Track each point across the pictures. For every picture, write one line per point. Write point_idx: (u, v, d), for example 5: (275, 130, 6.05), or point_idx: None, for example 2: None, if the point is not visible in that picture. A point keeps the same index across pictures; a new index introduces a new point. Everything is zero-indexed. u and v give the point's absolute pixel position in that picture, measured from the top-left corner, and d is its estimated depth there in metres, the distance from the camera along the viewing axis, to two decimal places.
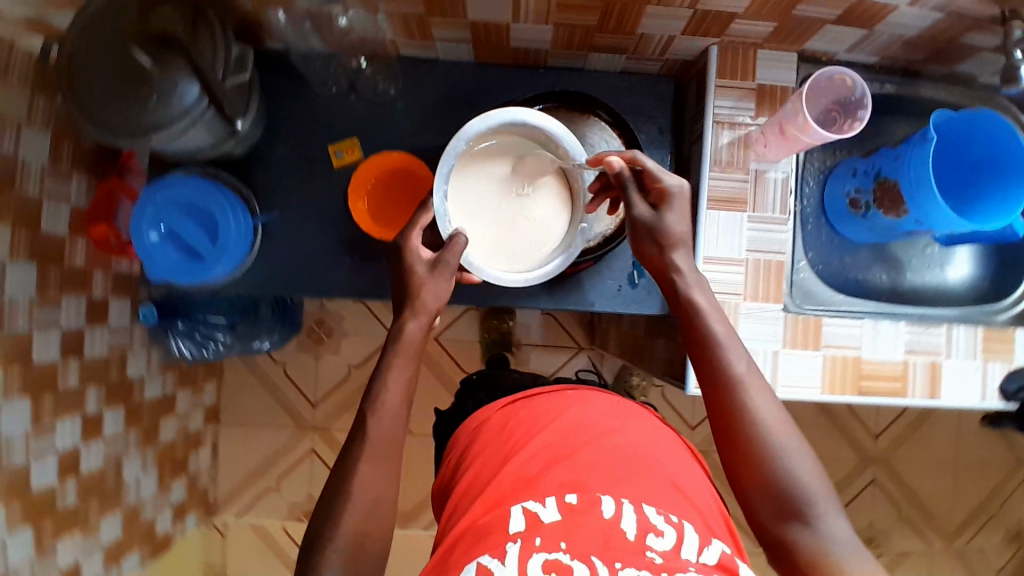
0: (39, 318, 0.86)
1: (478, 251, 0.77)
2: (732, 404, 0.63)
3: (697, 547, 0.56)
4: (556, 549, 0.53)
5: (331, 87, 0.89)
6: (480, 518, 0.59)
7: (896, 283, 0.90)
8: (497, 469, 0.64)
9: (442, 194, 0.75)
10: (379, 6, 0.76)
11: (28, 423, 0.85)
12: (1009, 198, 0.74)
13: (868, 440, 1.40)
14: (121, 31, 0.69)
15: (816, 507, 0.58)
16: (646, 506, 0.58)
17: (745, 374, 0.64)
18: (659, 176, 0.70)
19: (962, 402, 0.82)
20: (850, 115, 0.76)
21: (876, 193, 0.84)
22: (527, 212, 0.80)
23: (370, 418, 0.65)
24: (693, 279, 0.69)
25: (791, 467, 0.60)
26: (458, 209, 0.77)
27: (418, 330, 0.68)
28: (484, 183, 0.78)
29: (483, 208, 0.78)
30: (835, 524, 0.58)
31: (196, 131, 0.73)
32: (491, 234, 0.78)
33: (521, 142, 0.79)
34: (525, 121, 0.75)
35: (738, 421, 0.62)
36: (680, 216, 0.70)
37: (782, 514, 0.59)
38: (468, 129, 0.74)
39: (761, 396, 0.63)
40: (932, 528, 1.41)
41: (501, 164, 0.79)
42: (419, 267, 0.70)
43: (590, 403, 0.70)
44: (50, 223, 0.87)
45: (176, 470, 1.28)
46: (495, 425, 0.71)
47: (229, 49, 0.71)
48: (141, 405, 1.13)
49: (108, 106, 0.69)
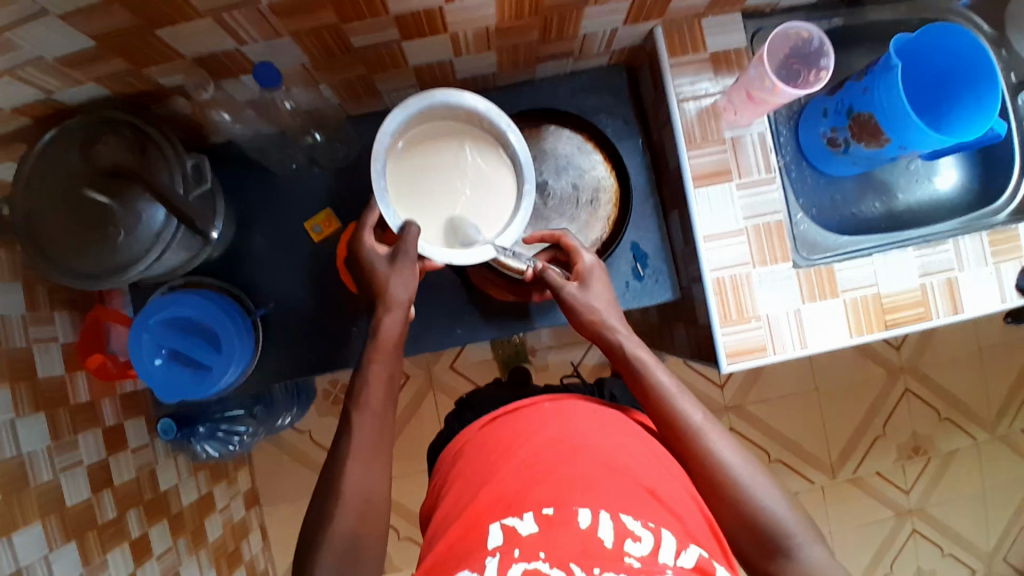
0: (62, 462, 0.84)
1: (434, 239, 0.70)
2: (696, 449, 0.67)
3: (674, 550, 0.56)
4: (535, 559, 0.54)
5: (290, 164, 0.88)
6: (458, 541, 0.59)
7: (890, 208, 0.91)
8: (475, 490, 0.62)
9: (381, 189, 0.68)
10: (320, 77, 0.75)
11: (78, 566, 0.82)
12: (984, 101, 0.75)
13: (892, 352, 1.46)
14: (68, 175, 0.68)
15: (794, 539, 0.62)
16: (621, 513, 0.57)
17: (702, 421, 0.68)
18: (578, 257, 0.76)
19: (985, 309, 0.82)
20: (814, 65, 0.76)
21: (852, 129, 0.82)
22: (474, 187, 0.72)
23: (355, 413, 0.68)
24: (631, 337, 0.73)
25: (764, 504, 0.63)
26: (401, 202, 0.70)
27: (395, 323, 0.71)
28: (423, 169, 0.71)
29: (426, 191, 0.70)
30: (813, 550, 0.62)
31: (173, 252, 0.73)
32: (441, 220, 0.70)
33: (447, 123, 0.72)
34: (447, 100, 0.69)
35: (705, 464, 0.66)
36: (603, 286, 0.75)
37: (764, 552, 0.63)
38: (387, 120, 0.67)
39: (721, 440, 0.67)
40: (970, 420, 1.48)
41: (436, 148, 0.72)
42: (379, 264, 0.70)
43: (570, 416, 0.68)
44: (45, 367, 0.85)
45: (233, 563, 1.23)
46: (478, 445, 0.68)
47: (184, 162, 0.71)
48: (182, 512, 1.09)
49: (77, 254, 0.68)
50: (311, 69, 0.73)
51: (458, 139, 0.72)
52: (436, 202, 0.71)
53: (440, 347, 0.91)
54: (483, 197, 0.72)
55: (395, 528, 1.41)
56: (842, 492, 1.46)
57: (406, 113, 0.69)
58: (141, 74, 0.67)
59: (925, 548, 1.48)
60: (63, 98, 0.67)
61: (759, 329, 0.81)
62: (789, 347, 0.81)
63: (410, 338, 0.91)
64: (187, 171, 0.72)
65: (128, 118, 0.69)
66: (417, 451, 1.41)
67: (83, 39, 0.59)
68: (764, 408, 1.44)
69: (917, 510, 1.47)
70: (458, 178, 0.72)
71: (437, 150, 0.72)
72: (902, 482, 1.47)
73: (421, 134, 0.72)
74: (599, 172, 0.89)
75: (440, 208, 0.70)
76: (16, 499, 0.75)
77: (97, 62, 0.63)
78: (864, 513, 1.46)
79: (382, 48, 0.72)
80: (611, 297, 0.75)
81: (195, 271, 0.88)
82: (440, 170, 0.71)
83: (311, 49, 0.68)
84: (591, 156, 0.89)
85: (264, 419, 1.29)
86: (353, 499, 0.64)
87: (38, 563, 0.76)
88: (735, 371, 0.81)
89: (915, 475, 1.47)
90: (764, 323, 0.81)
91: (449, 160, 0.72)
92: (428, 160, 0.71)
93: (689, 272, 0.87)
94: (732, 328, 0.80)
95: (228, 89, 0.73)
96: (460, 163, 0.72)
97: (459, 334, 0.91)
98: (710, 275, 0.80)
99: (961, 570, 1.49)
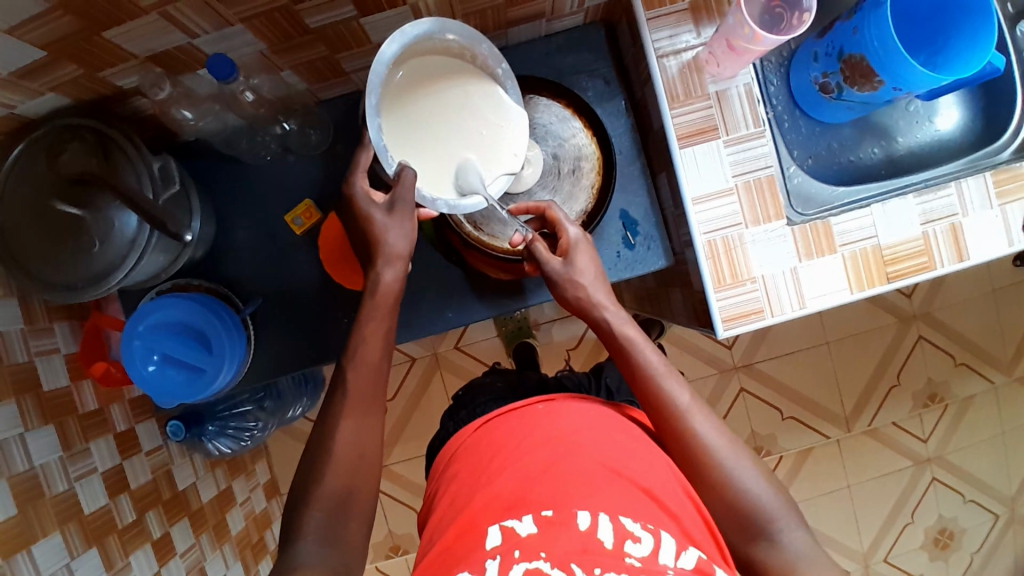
0: (76, 471, 0.85)
1: (428, 180, 0.67)
2: (681, 431, 0.67)
3: (674, 551, 0.57)
4: (536, 559, 0.55)
5: (265, 156, 0.87)
6: (454, 543, 0.61)
7: (890, 152, 0.87)
8: (472, 492, 0.64)
9: (374, 127, 0.65)
10: (280, 63, 0.73)
11: (103, 569, 0.84)
12: (980, 31, 0.70)
13: (903, 300, 1.42)
14: (36, 186, 0.66)
15: (777, 524, 0.63)
16: (620, 515, 0.58)
17: (688, 402, 0.68)
18: (561, 227, 0.74)
19: (992, 254, 0.79)
20: (796, 8, 0.72)
21: (844, 72, 0.78)
22: (470, 123, 0.68)
23: (345, 386, 0.67)
24: (619, 315, 0.73)
25: (746, 488, 0.64)
26: (395, 138, 0.66)
27: (395, 277, 0.69)
28: (420, 105, 0.67)
29: (424, 130, 0.67)
30: (796, 537, 0.63)
31: (151, 256, 0.72)
32: (439, 161, 0.67)
33: (439, 58, 0.68)
34: (445, 34, 0.66)
35: (691, 446, 0.66)
36: (589, 259, 0.74)
37: (747, 536, 0.64)
38: (383, 49, 0.63)
39: (706, 423, 0.68)
40: (986, 362, 1.44)
41: (429, 84, 0.68)
42: (377, 212, 0.67)
43: (566, 417, 0.69)
44: (49, 379, 0.85)
45: (258, 552, 1.25)
46: (471, 448, 0.71)
47: (151, 164, 0.69)
48: (201, 508, 1.10)
49: (54, 268, 0.67)
50: (270, 55, 0.70)
51: (452, 75, 0.68)
52: (433, 142, 0.67)
53: (433, 328, 0.90)
54: (481, 136, 0.68)
55: (413, 507, 1.43)
56: (858, 444, 1.44)
57: (401, 43, 0.65)
58: (96, 77, 0.65)
59: (945, 494, 1.46)
60: (24, 111, 0.66)
61: (755, 292, 0.78)
62: (787, 308, 0.78)
63: (402, 324, 0.89)
64: (156, 173, 0.70)
65: (89, 122, 0.67)
66: (428, 431, 1.42)
67: (34, 51, 0.57)
68: (773, 365, 1.42)
69: (936, 457, 1.46)
70: (454, 113, 0.68)
71: (432, 84, 0.68)
72: (919, 431, 1.45)
73: (415, 67, 0.67)
74: (580, 140, 0.85)
75: (436, 146, 0.67)
76: (32, 510, 0.76)
77: (49, 70, 0.61)
78: (882, 464, 1.45)
79: (341, 27, 0.69)
80: (596, 271, 0.73)
81: (183, 272, 0.88)
82: (436, 106, 0.68)
83: (265, 34, 0.66)
84: (570, 123, 0.85)
85: (275, 410, 1.29)
86: (353, 494, 0.63)
87: (61, 571, 0.78)
88: (733, 335, 0.79)
89: (932, 423, 1.45)
90: (760, 284, 0.78)
91: (444, 95, 0.68)
92: (423, 95, 0.67)
93: (682, 236, 0.84)
94: (727, 291, 0.78)
95: (188, 84, 0.71)
96: (455, 98, 0.68)
97: (452, 317, 0.90)
98: (701, 239, 0.78)
99: (983, 514, 1.48)
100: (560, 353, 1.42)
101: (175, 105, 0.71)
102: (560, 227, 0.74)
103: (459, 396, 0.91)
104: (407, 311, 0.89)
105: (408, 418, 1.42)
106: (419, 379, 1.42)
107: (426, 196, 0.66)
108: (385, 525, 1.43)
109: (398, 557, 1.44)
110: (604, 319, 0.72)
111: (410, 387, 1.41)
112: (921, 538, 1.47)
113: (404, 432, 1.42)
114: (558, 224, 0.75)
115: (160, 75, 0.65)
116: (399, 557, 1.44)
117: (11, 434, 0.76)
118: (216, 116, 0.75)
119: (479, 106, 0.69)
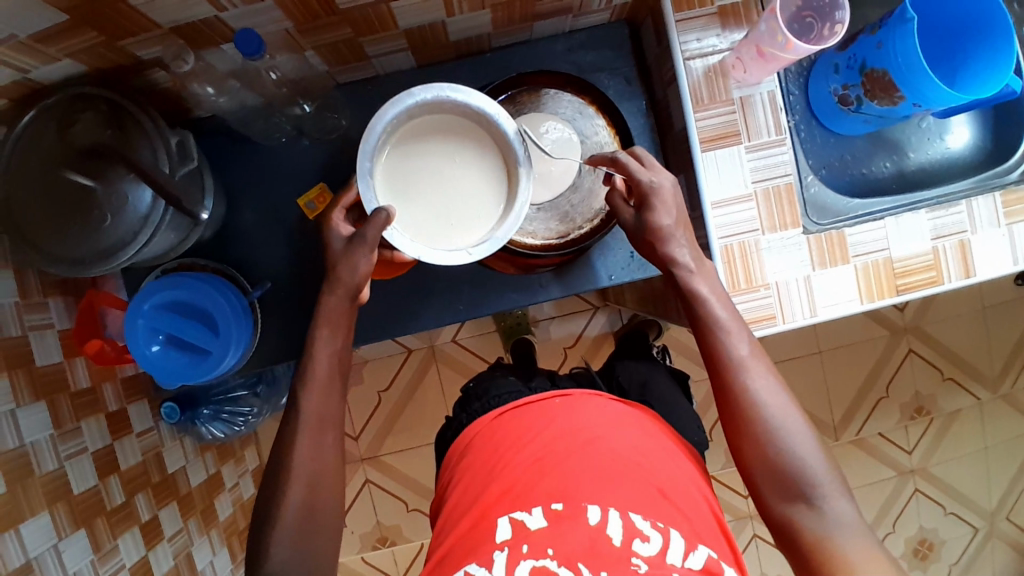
0: (66, 451, 0.83)
1: (407, 225, 0.67)
2: (734, 383, 0.67)
3: (682, 552, 0.58)
4: (543, 556, 0.56)
5: (279, 137, 0.85)
6: (469, 531, 0.62)
7: (901, 167, 0.88)
8: (485, 482, 0.65)
9: (364, 172, 0.66)
10: (303, 43, 0.71)
11: (90, 552, 0.82)
12: (1000, 54, 0.72)
13: (896, 314, 1.44)
14: (47, 154, 0.64)
15: (820, 490, 0.62)
16: (631, 512, 0.59)
17: (746, 355, 0.68)
18: (632, 179, 0.71)
19: (997, 272, 0.80)
20: (828, 19, 0.73)
21: (865, 86, 0.79)
22: (464, 185, 0.69)
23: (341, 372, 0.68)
24: (694, 267, 0.70)
25: (792, 449, 0.64)
26: (385, 188, 0.68)
27: (339, 303, 0.68)
28: (419, 160, 0.69)
29: (418, 183, 0.69)
30: (839, 505, 0.62)
31: (161, 234, 0.70)
32: (421, 213, 0.68)
33: (454, 118, 0.70)
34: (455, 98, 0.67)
35: (740, 396, 0.67)
36: (664, 209, 0.70)
37: (787, 496, 0.64)
38: (386, 108, 0.65)
39: (761, 378, 0.67)
40: (972, 378, 1.47)
41: (442, 141, 0.70)
42: (336, 242, 0.69)
43: (584, 411, 0.69)
44: (43, 355, 0.83)
45: (244, 539, 1.23)
46: (488, 437, 0.71)
47: (167, 137, 0.68)
48: (190, 492, 1.08)
49: (61, 240, 0.65)
50: (296, 34, 0.69)
51: (463, 134, 0.70)
52: (421, 196, 0.68)
53: (440, 319, 0.89)
54: (472, 203, 0.69)
55: (402, 499, 1.42)
56: (845, 453, 1.47)
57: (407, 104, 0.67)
58: (115, 47, 0.63)
59: (927, 505, 1.49)
60: (38, 76, 0.64)
61: (768, 298, 0.78)
62: (798, 315, 0.79)
63: (411, 314, 0.89)
64: (171, 147, 0.69)
65: (105, 93, 0.66)
66: (422, 423, 1.41)
67: (56, 16, 0.55)
68: None
69: (920, 469, 1.49)
70: (457, 176, 0.69)
71: (440, 142, 0.69)
72: (905, 442, 1.48)
73: (428, 121, 0.69)
74: (604, 140, 0.86)
75: (427, 202, 0.68)
76: (22, 489, 0.74)
77: (69, 36, 0.59)
78: (868, 472, 1.47)
79: (370, 10, 0.68)
80: (680, 217, 0.71)
81: (188, 252, 0.86)
82: (434, 164, 0.69)
83: (293, 12, 0.65)
84: (593, 121, 0.86)
85: (268, 396, 1.28)
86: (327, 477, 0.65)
87: (50, 552, 0.76)
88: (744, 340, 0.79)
89: (918, 435, 1.48)
90: (773, 291, 0.78)
91: (452, 156, 0.70)
92: (423, 150, 0.69)
93: (696, 238, 0.85)
94: (742, 296, 0.78)
95: (209, 59, 0.69)
96: (454, 162, 0.69)
97: (462, 309, 0.89)
98: (718, 243, 0.78)
99: (963, 527, 1.51)
100: (557, 351, 1.42)
101: (194, 78, 0.69)
102: (632, 181, 0.71)
103: (471, 387, 0.87)
104: (416, 301, 0.89)
105: (402, 410, 1.41)
106: (416, 371, 1.41)
107: (396, 237, 0.65)
108: (373, 516, 1.42)
109: (385, 548, 1.43)
110: (674, 269, 0.70)
111: (406, 378, 1.40)
112: (902, 547, 1.50)
113: (397, 424, 1.41)
114: (632, 176, 0.71)
115: (184, 47, 0.64)
116: (386, 548, 1.43)
117: (2, 411, 0.74)
118: (233, 94, 0.74)
119: (478, 172, 0.70)
